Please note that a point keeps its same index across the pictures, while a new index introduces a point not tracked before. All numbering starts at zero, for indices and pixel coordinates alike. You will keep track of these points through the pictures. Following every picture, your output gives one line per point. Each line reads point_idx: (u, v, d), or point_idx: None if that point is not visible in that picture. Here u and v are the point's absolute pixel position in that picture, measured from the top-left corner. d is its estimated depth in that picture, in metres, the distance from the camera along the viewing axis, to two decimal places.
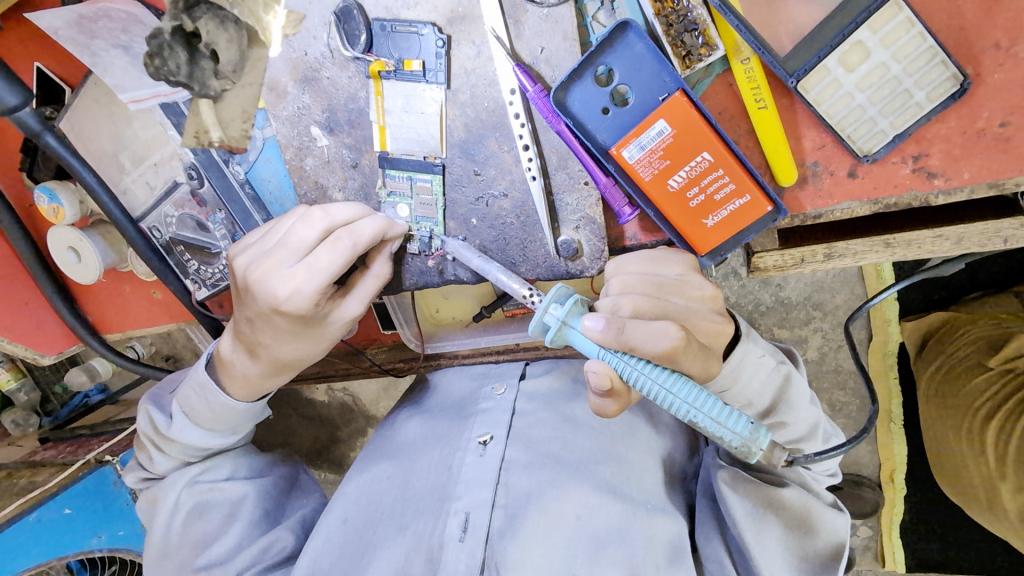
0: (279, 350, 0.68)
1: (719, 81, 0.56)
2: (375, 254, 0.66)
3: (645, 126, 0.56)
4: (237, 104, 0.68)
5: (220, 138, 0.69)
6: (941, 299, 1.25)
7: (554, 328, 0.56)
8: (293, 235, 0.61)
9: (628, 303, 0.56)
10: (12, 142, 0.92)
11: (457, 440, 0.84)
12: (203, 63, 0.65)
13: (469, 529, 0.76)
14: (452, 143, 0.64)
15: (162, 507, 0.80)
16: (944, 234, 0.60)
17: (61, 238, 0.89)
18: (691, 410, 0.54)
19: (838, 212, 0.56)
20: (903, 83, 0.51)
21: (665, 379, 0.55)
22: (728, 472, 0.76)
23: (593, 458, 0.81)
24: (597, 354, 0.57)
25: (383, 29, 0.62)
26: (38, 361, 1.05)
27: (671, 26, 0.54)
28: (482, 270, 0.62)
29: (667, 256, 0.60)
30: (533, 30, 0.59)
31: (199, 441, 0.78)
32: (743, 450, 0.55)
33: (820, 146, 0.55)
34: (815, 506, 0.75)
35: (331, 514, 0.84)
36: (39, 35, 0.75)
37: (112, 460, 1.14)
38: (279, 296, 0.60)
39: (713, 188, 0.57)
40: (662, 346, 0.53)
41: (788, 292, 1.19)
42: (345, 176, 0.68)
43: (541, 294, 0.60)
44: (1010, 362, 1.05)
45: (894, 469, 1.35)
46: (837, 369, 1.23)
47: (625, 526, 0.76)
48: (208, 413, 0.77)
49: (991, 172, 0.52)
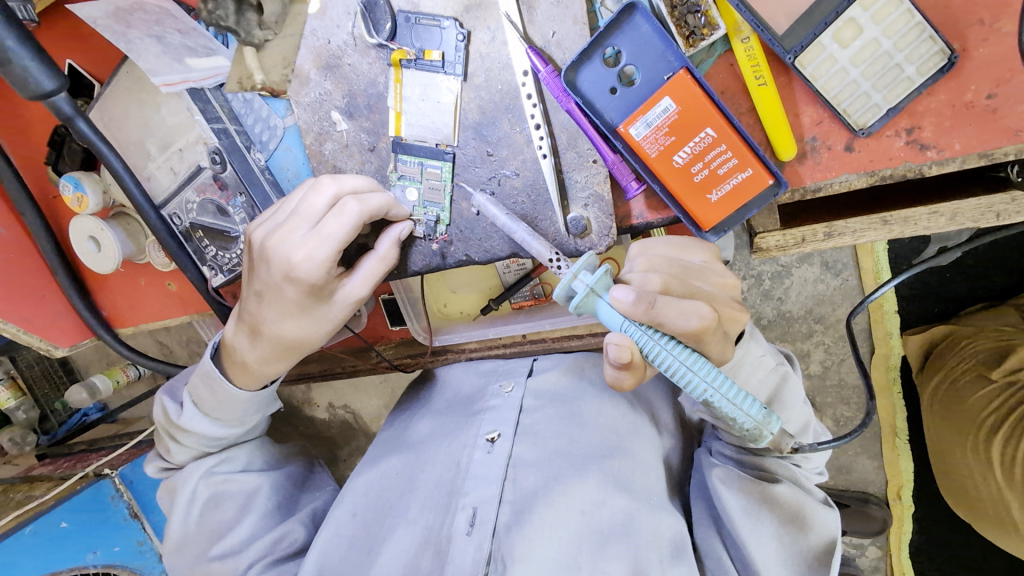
0: (283, 328, 0.69)
1: (720, 61, 0.59)
2: (382, 236, 0.68)
3: (651, 103, 0.59)
4: (279, 52, 0.71)
5: (263, 81, 0.72)
6: (940, 311, 1.32)
7: (583, 294, 0.57)
8: (305, 205, 0.64)
9: (658, 280, 0.58)
10: (41, 130, 0.95)
11: (465, 437, 0.84)
12: (248, 14, 0.69)
13: (476, 523, 0.75)
14: (466, 125, 0.67)
15: (179, 497, 0.80)
16: (939, 211, 0.63)
17: (82, 227, 0.91)
18: (709, 390, 0.57)
19: (836, 185, 0.59)
20: (894, 58, 0.54)
21: (686, 357, 0.57)
22: (722, 470, 0.77)
23: (599, 453, 0.81)
24: (620, 326, 0.58)
25: (407, 20, 0.66)
26: (51, 354, 1.05)
27: (675, 8, 0.58)
28: (508, 229, 0.63)
29: (692, 244, 0.63)
30: (545, 15, 0.62)
31: (208, 431, 0.79)
32: (754, 433, 0.59)
33: (818, 122, 0.58)
34: (809, 502, 0.74)
35: (339, 508, 0.85)
36: (82, 31, 0.81)
37: (110, 474, 1.24)
38: (292, 261, 0.63)
39: (716, 163, 0.60)
40: (692, 325, 0.56)
41: (790, 306, 1.30)
42: (362, 159, 0.71)
43: (569, 261, 0.61)
44: (1012, 375, 1.09)
45: (901, 486, 1.40)
46: (840, 382, 1.34)
47: (630, 520, 0.75)
48: (213, 398, 0.77)
49: (980, 143, 0.55)
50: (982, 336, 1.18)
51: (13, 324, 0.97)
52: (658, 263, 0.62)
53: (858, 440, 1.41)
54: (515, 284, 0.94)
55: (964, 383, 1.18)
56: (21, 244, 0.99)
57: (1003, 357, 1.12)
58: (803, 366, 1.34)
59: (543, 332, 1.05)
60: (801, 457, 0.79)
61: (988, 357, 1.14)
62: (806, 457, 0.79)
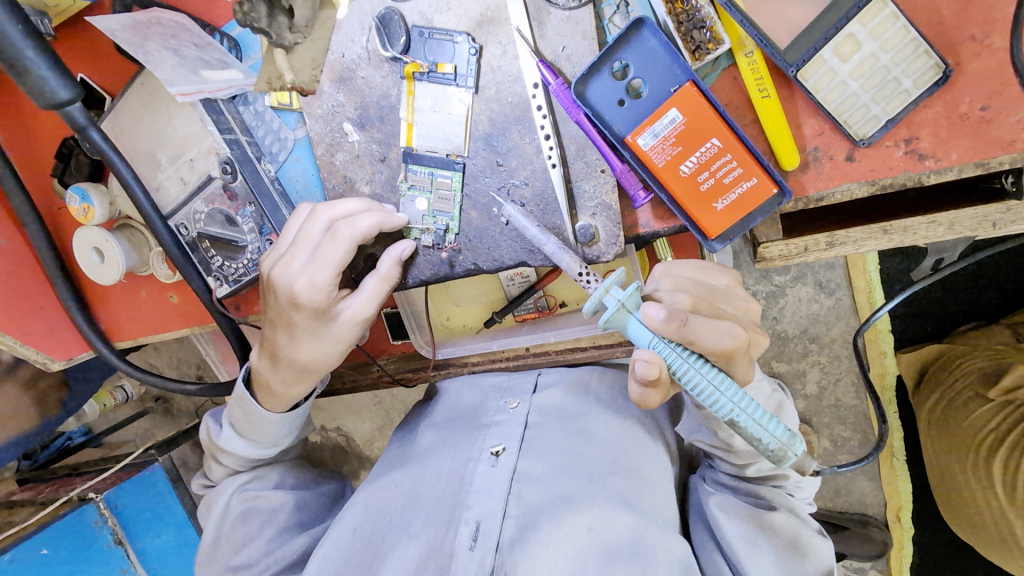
0: (295, 352, 0.70)
1: (725, 75, 0.62)
2: (384, 256, 0.69)
3: (658, 114, 0.61)
4: (308, 55, 0.71)
5: (293, 81, 0.72)
6: (933, 331, 1.35)
7: (614, 308, 0.61)
8: (303, 234, 0.68)
9: (688, 299, 0.63)
10: (46, 143, 0.96)
11: (468, 450, 0.83)
12: (279, 18, 0.68)
13: (479, 538, 0.73)
14: (476, 136, 0.69)
15: (212, 510, 0.80)
16: (937, 220, 0.64)
17: (87, 238, 0.91)
18: (734, 409, 0.60)
19: (839, 194, 0.61)
20: (892, 72, 0.56)
21: (712, 376, 0.61)
22: (719, 497, 0.79)
23: (604, 470, 0.80)
24: (648, 343, 0.61)
25: (421, 35, 0.68)
26: (47, 368, 1.03)
27: (682, 24, 0.60)
28: (540, 242, 0.65)
29: (713, 268, 0.69)
30: (555, 30, 0.64)
31: (243, 451, 0.78)
32: (778, 454, 0.62)
33: (819, 132, 0.60)
34: (804, 531, 0.75)
35: (340, 522, 0.82)
36: (97, 46, 0.84)
37: (95, 498, 1.27)
38: (294, 287, 0.66)
39: (722, 172, 0.61)
40: (723, 344, 0.61)
41: (785, 325, 1.36)
42: (372, 169, 0.72)
43: (596, 275, 0.63)
44: (1009, 394, 1.11)
45: (899, 508, 1.41)
46: (836, 403, 1.37)
47: (638, 539, 0.73)
48: (246, 419, 0.77)
49: (976, 152, 0.57)
50: (975, 355, 1.20)
51: (11, 337, 0.95)
52: (685, 284, 0.67)
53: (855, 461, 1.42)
54: (517, 297, 0.95)
55: (958, 403, 1.19)
56: (22, 255, 0.99)
57: (997, 376, 1.15)
58: (799, 386, 1.38)
59: (546, 344, 1.03)
60: (794, 487, 0.81)
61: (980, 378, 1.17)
62: (799, 486, 0.81)
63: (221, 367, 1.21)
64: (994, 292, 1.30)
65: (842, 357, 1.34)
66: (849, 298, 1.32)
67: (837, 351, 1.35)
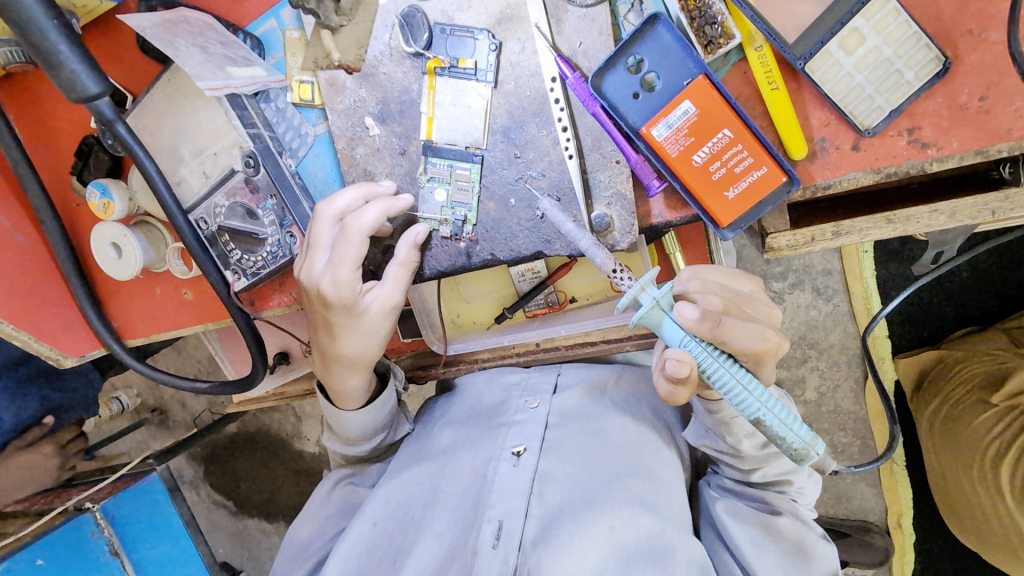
0: (340, 347, 0.75)
1: (734, 69, 0.65)
2: (400, 242, 0.72)
3: (672, 106, 0.63)
4: (353, 36, 0.75)
5: (340, 59, 0.75)
6: (929, 337, 1.38)
7: (649, 306, 0.63)
8: (314, 238, 0.70)
9: (719, 301, 0.65)
10: (65, 141, 0.97)
11: (490, 449, 0.84)
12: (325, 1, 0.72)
13: (502, 537, 0.74)
14: (494, 129, 0.71)
15: (318, 496, 0.92)
16: (939, 208, 0.67)
17: (105, 234, 0.92)
18: (761, 407, 0.64)
19: (845, 182, 0.63)
20: (895, 64, 0.60)
21: (742, 376, 0.64)
22: (725, 502, 0.80)
23: (622, 471, 0.80)
24: (680, 342, 0.64)
25: (443, 31, 0.71)
26: (59, 365, 1.01)
27: (694, 21, 0.63)
28: (574, 237, 0.67)
29: (738, 274, 0.71)
30: (573, 27, 0.67)
31: (340, 446, 0.89)
32: (801, 452, 0.67)
33: (826, 123, 0.63)
34: (810, 536, 0.76)
35: (360, 516, 0.83)
36: (121, 46, 0.86)
37: (92, 508, 1.28)
38: (321, 289, 0.70)
39: (733, 162, 0.64)
40: (755, 345, 0.64)
41: (785, 331, 1.40)
42: (392, 163, 0.74)
43: (625, 273, 0.66)
44: (1012, 400, 1.13)
45: (900, 514, 1.44)
46: (835, 409, 1.42)
47: (659, 540, 0.74)
48: (334, 418, 0.85)
49: (976, 141, 0.60)
50: (974, 360, 1.23)
51: (26, 333, 0.94)
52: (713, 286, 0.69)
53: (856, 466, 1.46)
54: (529, 292, 0.97)
55: (962, 408, 1.22)
56: (38, 250, 0.97)
57: (1002, 382, 1.16)
58: (800, 392, 1.43)
59: (557, 339, 1.03)
60: (796, 492, 0.81)
61: (985, 381, 1.19)
62: (801, 492, 0.82)
63: (229, 366, 1.21)
64: (990, 298, 1.33)
65: (842, 363, 1.39)
66: (846, 304, 1.36)
67: (835, 356, 1.39)
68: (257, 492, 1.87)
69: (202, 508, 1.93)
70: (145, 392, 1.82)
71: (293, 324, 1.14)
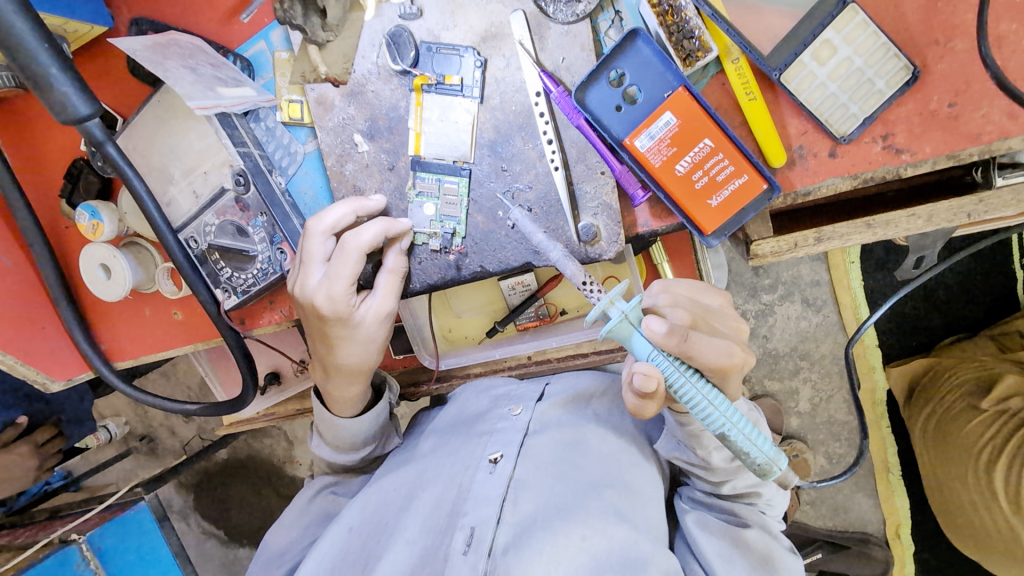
0: (339, 359, 0.75)
1: (713, 81, 0.67)
2: (387, 251, 0.73)
3: (653, 117, 0.65)
4: (340, 50, 0.76)
5: (326, 73, 0.77)
6: (919, 345, 1.39)
7: (618, 319, 0.64)
8: (307, 252, 0.70)
9: (687, 315, 0.66)
10: (56, 165, 0.97)
11: (467, 457, 0.81)
12: (312, 18, 0.74)
13: (473, 542, 0.71)
14: (481, 143, 0.72)
15: (299, 502, 0.91)
16: (916, 212, 0.68)
17: (94, 255, 0.92)
18: (726, 423, 0.64)
19: (824, 188, 0.65)
20: (866, 73, 0.62)
21: (708, 392, 0.65)
22: (695, 515, 0.80)
23: (598, 483, 0.76)
24: (648, 356, 0.64)
25: (429, 49, 0.72)
26: (46, 389, 0.98)
27: (672, 35, 0.65)
28: (546, 250, 0.68)
29: (707, 289, 0.72)
30: (555, 43, 0.69)
31: (328, 457, 0.87)
32: (765, 468, 0.67)
33: (803, 132, 0.65)
34: (777, 550, 0.75)
35: (335, 521, 0.81)
36: (111, 69, 0.87)
37: (79, 541, 1.25)
38: (317, 302, 0.70)
39: (715, 170, 0.65)
40: (720, 361, 0.64)
41: (776, 343, 1.42)
42: (381, 178, 0.75)
43: (596, 283, 0.66)
44: (1003, 403, 1.13)
45: (899, 524, 1.44)
46: (829, 420, 1.43)
47: (631, 552, 0.69)
48: (330, 430, 0.85)
49: (947, 146, 0.62)
50: (962, 367, 1.24)
51: (11, 357, 0.92)
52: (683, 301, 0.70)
53: (853, 477, 1.46)
54: (519, 305, 0.96)
55: (955, 414, 1.22)
56: (26, 277, 0.96)
57: (990, 387, 1.17)
58: (793, 404, 1.44)
59: (548, 352, 1.04)
60: (765, 504, 0.82)
61: (974, 388, 1.19)
62: (770, 504, 0.82)
63: (218, 388, 1.21)
64: (977, 305, 1.35)
65: (834, 374, 1.40)
66: (835, 315, 1.38)
67: (827, 366, 1.40)
68: (246, 521, 1.84)
69: (190, 539, 1.88)
70: (133, 421, 1.79)
71: (284, 343, 1.14)
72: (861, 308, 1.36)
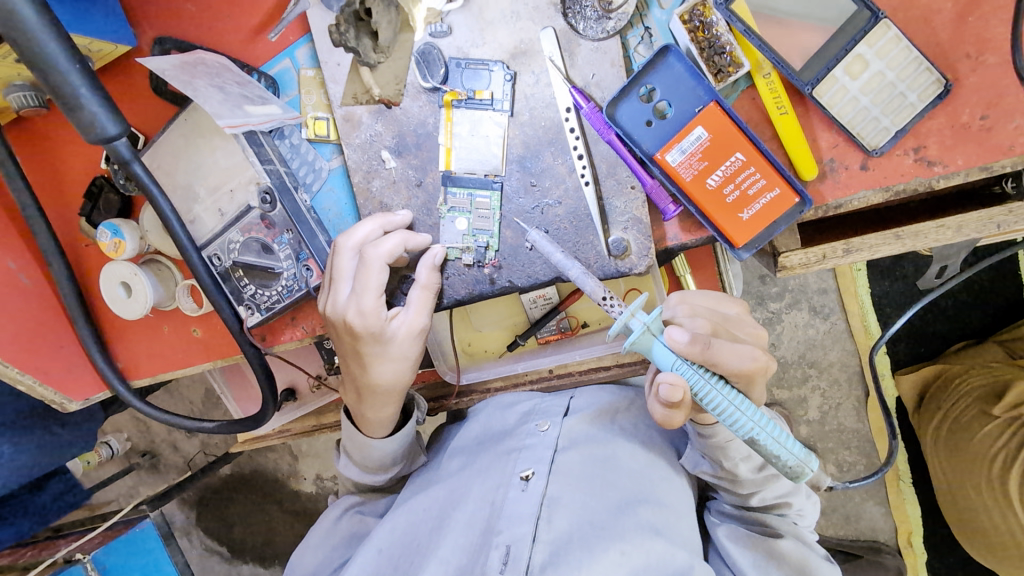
0: (373, 377, 0.74)
1: (744, 96, 0.67)
2: (419, 266, 0.72)
3: (685, 132, 0.65)
4: (391, 72, 0.74)
5: (380, 94, 0.74)
6: (927, 352, 1.39)
7: (641, 331, 0.64)
8: (336, 269, 0.71)
9: (708, 323, 0.66)
10: (76, 183, 0.97)
11: (498, 475, 0.80)
12: (363, 39, 0.74)
13: (509, 561, 0.70)
14: (511, 159, 0.73)
15: (325, 522, 0.90)
16: (945, 224, 0.69)
17: (115, 273, 0.91)
18: (754, 427, 0.64)
19: (857, 201, 0.65)
20: (898, 87, 0.62)
21: (733, 397, 0.64)
22: (726, 528, 0.80)
23: (631, 498, 0.76)
24: (672, 365, 0.64)
25: (458, 65, 0.72)
26: (64, 409, 0.96)
27: (703, 51, 0.66)
28: (565, 266, 0.68)
29: (725, 299, 0.72)
30: (585, 59, 0.70)
31: (356, 476, 0.87)
32: (796, 470, 0.65)
33: (834, 145, 0.65)
34: (813, 559, 0.75)
35: (364, 544, 0.80)
36: (135, 87, 0.87)
37: (82, 560, 1.27)
38: (348, 317, 0.69)
39: (747, 184, 0.66)
40: (745, 365, 0.64)
41: (784, 351, 1.42)
42: (409, 194, 0.75)
43: (616, 299, 0.67)
44: (1015, 410, 1.13)
45: (910, 532, 1.43)
46: (839, 428, 1.42)
47: (669, 565, 0.70)
48: (359, 449, 0.84)
49: (979, 159, 0.63)
50: (973, 374, 1.24)
51: (30, 377, 0.90)
52: (701, 311, 0.69)
53: (864, 485, 1.46)
54: (541, 318, 0.96)
55: (968, 419, 1.21)
56: (45, 295, 0.94)
57: (1002, 394, 1.16)
58: (802, 412, 1.43)
59: (570, 365, 1.04)
60: (796, 515, 0.81)
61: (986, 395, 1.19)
62: (801, 514, 0.81)
63: (233, 404, 1.19)
64: (985, 312, 1.35)
65: (842, 382, 1.40)
66: (844, 324, 1.38)
67: (836, 374, 1.40)
68: (250, 538, 1.82)
69: (193, 556, 1.86)
70: (136, 437, 1.77)
71: (301, 358, 1.13)
72: (872, 316, 1.36)
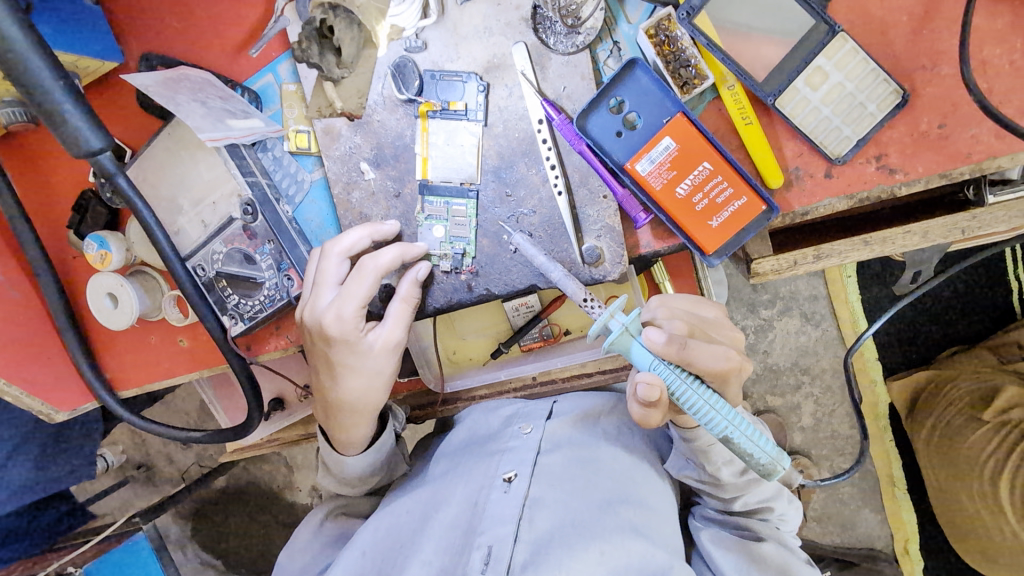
0: (347, 387, 0.74)
1: (710, 107, 0.69)
2: (402, 279, 0.74)
3: (653, 142, 0.67)
4: (354, 85, 0.77)
5: (342, 108, 0.77)
6: (918, 357, 1.40)
7: (619, 331, 0.65)
8: (323, 272, 0.72)
9: (684, 325, 0.67)
10: (64, 197, 0.99)
11: (482, 477, 0.81)
12: (328, 56, 0.76)
13: (491, 562, 0.70)
14: (486, 169, 0.74)
15: (310, 524, 0.90)
16: (912, 229, 0.70)
17: (101, 285, 0.92)
18: (728, 426, 0.65)
19: (821, 208, 0.67)
20: (858, 98, 0.64)
21: (708, 397, 0.65)
22: (709, 533, 0.80)
23: (613, 499, 0.76)
24: (649, 365, 0.66)
25: (433, 77, 0.74)
26: (51, 420, 0.97)
27: (669, 64, 0.68)
28: (547, 268, 0.69)
29: (703, 302, 0.73)
30: (556, 72, 0.72)
31: (333, 487, 0.87)
32: (769, 468, 0.67)
33: (799, 154, 0.67)
34: (794, 563, 0.75)
35: (348, 546, 0.80)
36: (121, 103, 0.89)
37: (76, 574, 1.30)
38: (326, 322, 0.70)
39: (715, 193, 0.67)
40: (719, 365, 0.65)
41: (776, 359, 1.42)
42: (388, 205, 0.77)
43: (596, 300, 0.68)
44: (1004, 414, 1.14)
45: (907, 539, 1.44)
46: (833, 434, 1.43)
47: (649, 564, 0.70)
48: (332, 459, 0.84)
49: (939, 166, 0.65)
50: (963, 378, 1.24)
51: (18, 388, 0.90)
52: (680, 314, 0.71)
53: (859, 492, 1.46)
54: (523, 326, 0.97)
55: (957, 425, 1.22)
56: (32, 307, 0.95)
57: (990, 400, 1.18)
58: (796, 419, 1.44)
59: (553, 372, 1.06)
60: (778, 520, 0.82)
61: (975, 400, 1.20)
62: (783, 519, 0.82)
63: (222, 415, 1.20)
64: (973, 319, 1.36)
65: (834, 388, 1.41)
66: (833, 329, 1.39)
67: (828, 380, 1.41)
68: (247, 550, 1.81)
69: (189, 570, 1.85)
70: (130, 449, 1.77)
71: (288, 368, 1.14)
72: (860, 321, 1.37)
